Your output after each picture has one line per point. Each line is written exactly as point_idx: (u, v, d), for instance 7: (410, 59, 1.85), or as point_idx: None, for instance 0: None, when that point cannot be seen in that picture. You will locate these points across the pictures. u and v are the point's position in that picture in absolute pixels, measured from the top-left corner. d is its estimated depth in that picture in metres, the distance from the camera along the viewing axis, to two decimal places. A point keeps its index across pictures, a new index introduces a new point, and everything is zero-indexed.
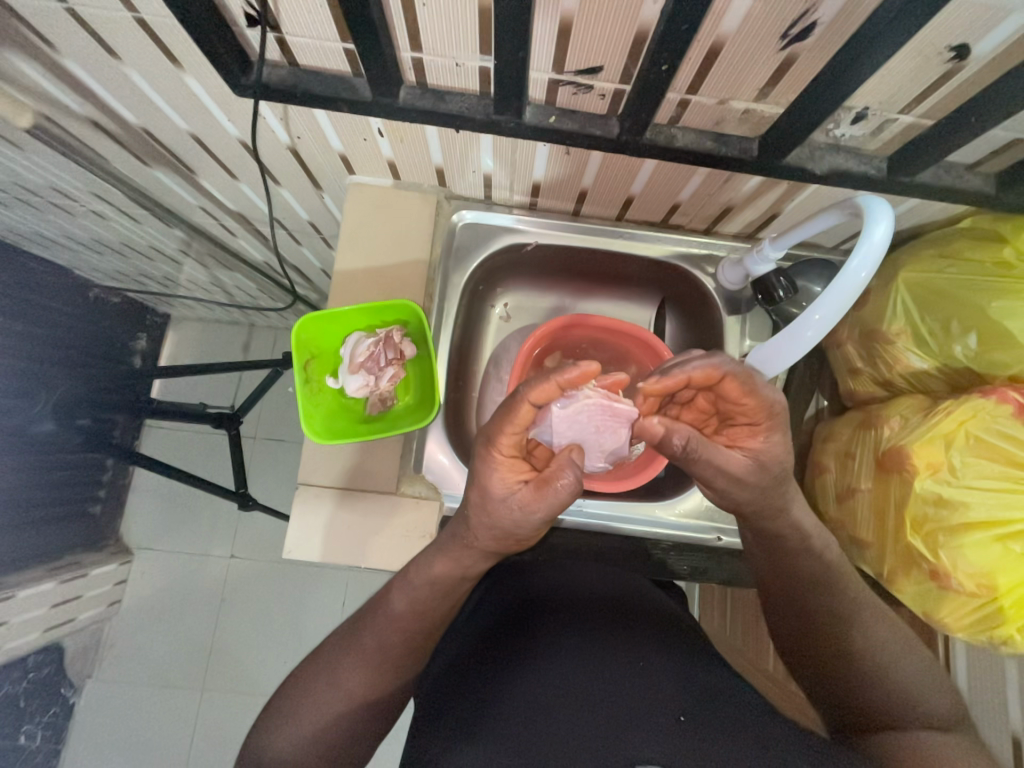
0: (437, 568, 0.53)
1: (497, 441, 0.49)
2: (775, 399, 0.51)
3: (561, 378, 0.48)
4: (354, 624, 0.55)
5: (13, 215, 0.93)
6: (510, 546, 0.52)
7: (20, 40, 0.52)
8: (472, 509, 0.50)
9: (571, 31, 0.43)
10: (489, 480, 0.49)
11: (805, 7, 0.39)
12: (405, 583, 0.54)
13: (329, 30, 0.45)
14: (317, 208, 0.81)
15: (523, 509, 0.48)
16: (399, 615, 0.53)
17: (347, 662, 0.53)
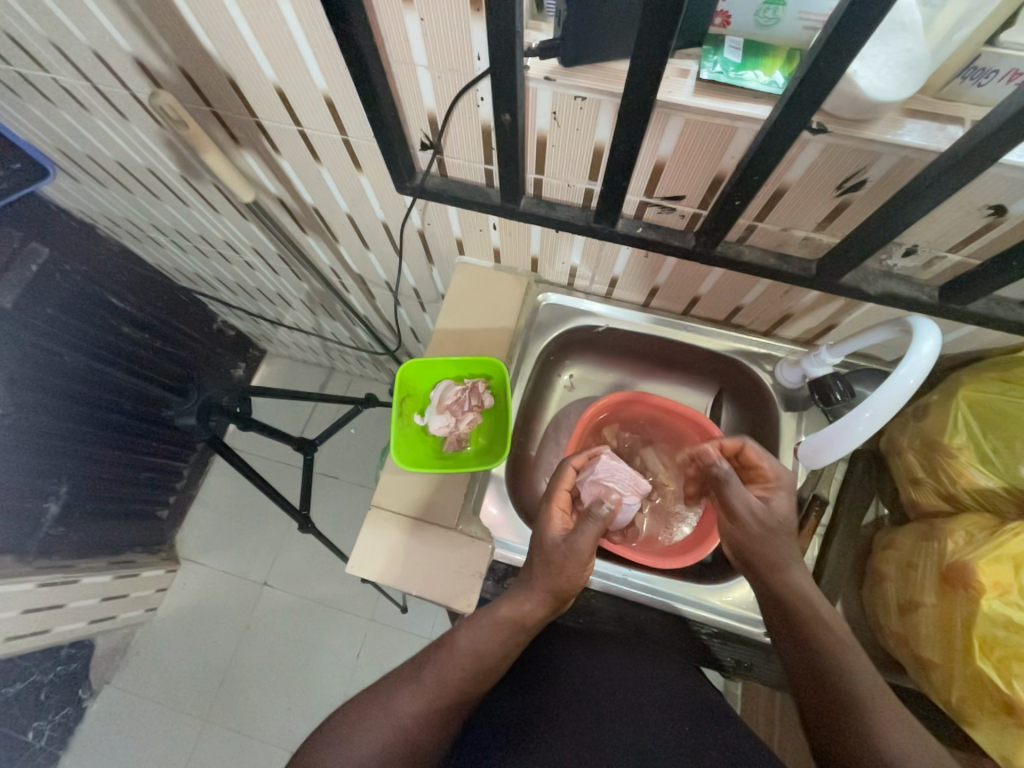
0: (503, 610, 0.58)
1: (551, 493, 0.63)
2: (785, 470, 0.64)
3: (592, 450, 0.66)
4: (415, 662, 0.58)
5: (188, 257, 1.17)
6: (552, 577, 0.58)
7: (258, 145, 0.72)
8: (533, 553, 0.61)
9: (663, 169, 0.55)
10: (543, 522, 0.61)
11: (856, 169, 0.48)
12: (472, 623, 0.58)
13: (478, 157, 0.61)
14: (423, 277, 0.98)
15: (567, 541, 0.58)
16: (463, 651, 0.56)
17: (404, 692, 0.55)
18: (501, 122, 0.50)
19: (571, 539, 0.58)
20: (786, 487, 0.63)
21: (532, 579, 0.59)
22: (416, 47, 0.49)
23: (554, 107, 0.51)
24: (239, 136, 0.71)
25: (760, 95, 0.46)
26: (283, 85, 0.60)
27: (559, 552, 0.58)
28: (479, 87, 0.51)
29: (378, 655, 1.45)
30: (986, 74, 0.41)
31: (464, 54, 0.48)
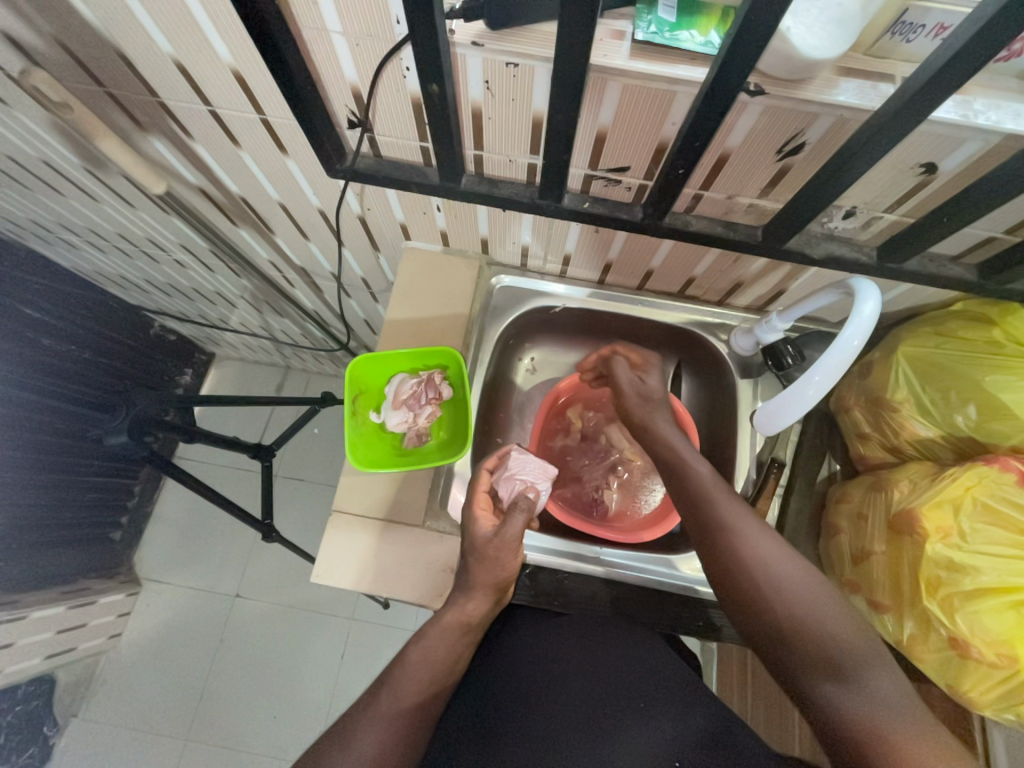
0: (446, 617, 0.59)
1: (468, 499, 0.64)
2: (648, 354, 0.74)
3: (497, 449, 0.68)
4: (369, 692, 0.55)
5: (108, 259, 1.07)
6: (494, 566, 0.59)
7: (166, 128, 0.65)
8: (466, 558, 0.60)
9: (605, 140, 0.53)
10: (470, 521, 0.61)
11: (794, 132, 0.48)
12: (420, 635, 0.58)
13: (412, 133, 0.57)
14: (371, 266, 0.93)
15: (497, 533, 0.59)
16: (416, 662, 0.56)
17: (360, 726, 0.51)
18: (429, 94, 0.46)
19: (501, 531, 0.59)
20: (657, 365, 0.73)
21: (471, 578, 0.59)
22: (327, 11, 0.44)
23: (486, 75, 0.48)
24: (142, 119, 0.64)
25: (697, 57, 0.44)
26: (183, 59, 0.53)
27: (493, 543, 0.59)
28: (402, 55, 0.47)
29: (363, 654, 1.43)
30: (914, 28, 0.40)
31: (382, 18, 0.44)
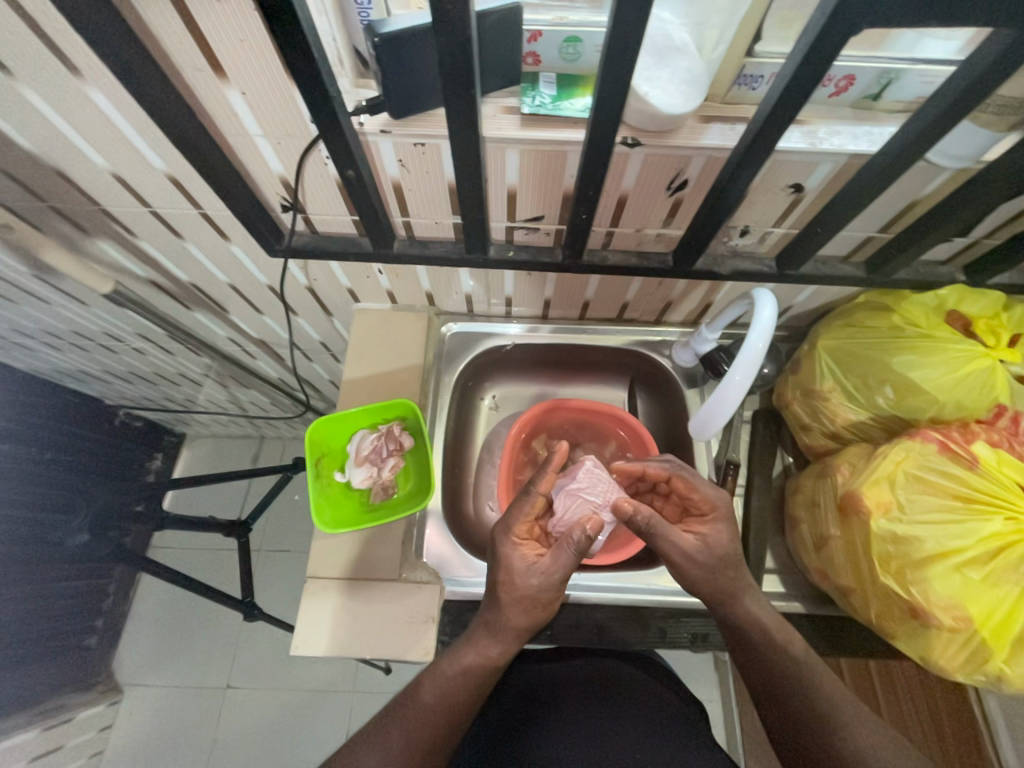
0: (468, 657, 0.58)
1: (512, 527, 0.62)
2: (718, 496, 0.63)
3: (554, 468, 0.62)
4: (383, 721, 0.56)
5: (65, 358, 1.08)
6: (521, 614, 0.59)
7: (112, 232, 0.69)
8: (500, 588, 0.59)
9: (516, 196, 0.59)
10: (514, 553, 0.60)
11: (676, 171, 0.54)
12: (435, 670, 0.58)
13: (341, 209, 0.62)
14: (328, 331, 0.96)
15: (544, 575, 0.58)
16: (431, 704, 0.56)
17: (371, 759, 0.52)
18: (347, 178, 0.51)
19: (548, 570, 0.58)
20: (723, 519, 0.62)
21: (504, 620, 0.58)
22: (246, 118, 0.49)
23: (398, 155, 0.53)
24: (87, 226, 0.68)
25: (578, 121, 0.50)
26: (120, 170, 0.57)
27: (538, 580, 0.58)
28: (319, 147, 0.52)
29: None
30: (755, 79, 0.48)
31: (296, 119, 0.49)
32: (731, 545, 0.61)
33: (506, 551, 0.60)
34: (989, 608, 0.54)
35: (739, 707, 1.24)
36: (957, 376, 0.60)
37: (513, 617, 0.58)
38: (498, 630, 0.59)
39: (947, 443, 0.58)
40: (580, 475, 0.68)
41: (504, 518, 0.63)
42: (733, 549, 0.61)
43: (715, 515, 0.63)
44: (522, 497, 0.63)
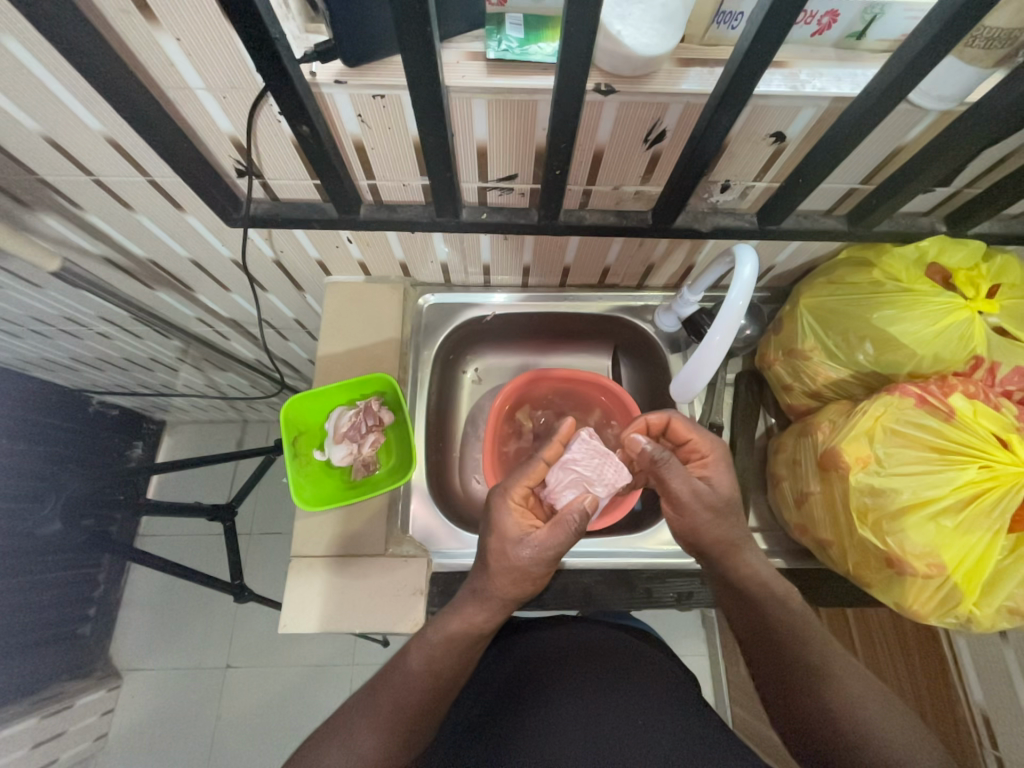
0: (453, 625, 0.57)
1: (512, 489, 0.62)
2: (717, 439, 0.64)
3: (560, 436, 0.67)
4: (372, 686, 0.58)
5: (25, 345, 1.03)
6: (511, 583, 0.57)
7: (55, 204, 0.64)
8: (490, 555, 0.57)
9: (487, 153, 0.56)
10: (508, 520, 0.58)
11: (652, 121, 0.52)
12: (421, 638, 0.58)
13: (301, 173, 0.58)
14: (301, 307, 0.93)
15: (537, 547, 0.56)
16: (417, 671, 0.56)
17: (360, 722, 0.54)
18: (301, 135, 0.48)
19: (541, 541, 0.56)
20: (723, 459, 0.63)
21: (492, 588, 0.57)
22: (185, 70, 0.45)
23: (357, 109, 0.49)
24: (27, 198, 0.63)
25: (548, 67, 0.47)
26: (53, 134, 0.53)
27: (533, 552, 0.56)
28: (269, 102, 0.48)
29: None
30: (734, 16, 0.45)
31: (240, 69, 0.45)
32: (734, 488, 0.62)
33: (501, 516, 0.58)
34: (960, 554, 0.55)
35: (725, 660, 1.30)
36: (936, 329, 0.60)
37: (501, 586, 0.57)
38: (485, 597, 0.57)
39: (925, 397, 0.59)
40: (576, 447, 0.67)
41: (502, 484, 0.62)
42: (736, 493, 0.62)
43: (713, 456, 0.63)
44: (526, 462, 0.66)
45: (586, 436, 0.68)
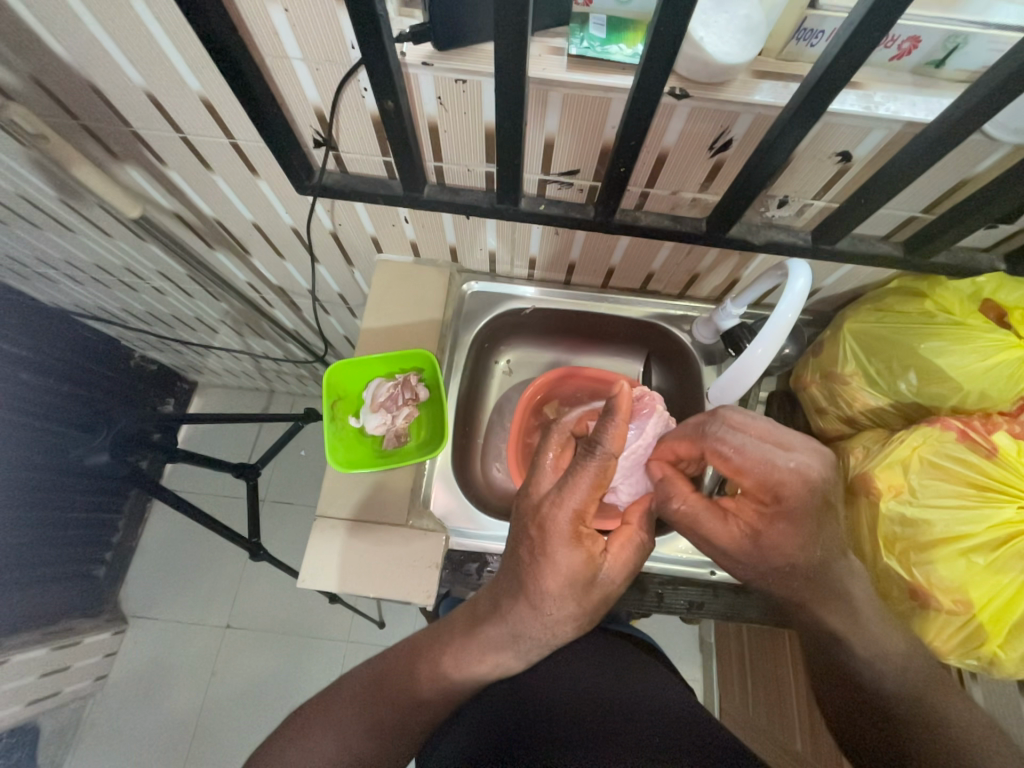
0: (479, 666, 0.59)
1: (577, 513, 0.54)
2: (776, 476, 0.53)
3: (625, 419, 0.53)
4: (373, 688, 0.60)
5: (85, 291, 1.08)
6: (567, 625, 0.57)
7: (142, 158, 0.68)
8: (554, 595, 0.55)
9: (553, 147, 0.58)
10: (574, 551, 0.54)
11: (720, 130, 0.53)
12: (434, 662, 0.61)
13: (374, 149, 0.61)
14: (348, 283, 0.96)
15: (606, 582, 0.57)
16: (425, 698, 0.60)
17: (359, 724, 0.57)
18: (385, 110, 0.50)
19: (613, 573, 0.57)
20: (787, 518, 0.54)
21: (552, 631, 0.57)
22: (287, 40, 0.48)
23: (438, 91, 0.52)
24: (117, 150, 0.67)
25: (626, 67, 0.48)
26: (154, 90, 0.57)
27: (600, 585, 0.56)
28: (359, 77, 0.51)
29: None
30: (815, 34, 0.46)
31: (338, 43, 0.48)
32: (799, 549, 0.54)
33: (568, 547, 0.54)
34: (990, 593, 0.54)
35: (720, 687, 1.28)
36: (985, 364, 0.59)
37: (559, 628, 0.57)
38: (524, 642, 0.57)
39: (967, 431, 0.58)
40: (653, 426, 0.68)
41: (558, 509, 0.54)
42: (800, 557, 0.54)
43: (780, 508, 0.54)
44: (591, 466, 0.53)
45: (662, 414, 0.68)
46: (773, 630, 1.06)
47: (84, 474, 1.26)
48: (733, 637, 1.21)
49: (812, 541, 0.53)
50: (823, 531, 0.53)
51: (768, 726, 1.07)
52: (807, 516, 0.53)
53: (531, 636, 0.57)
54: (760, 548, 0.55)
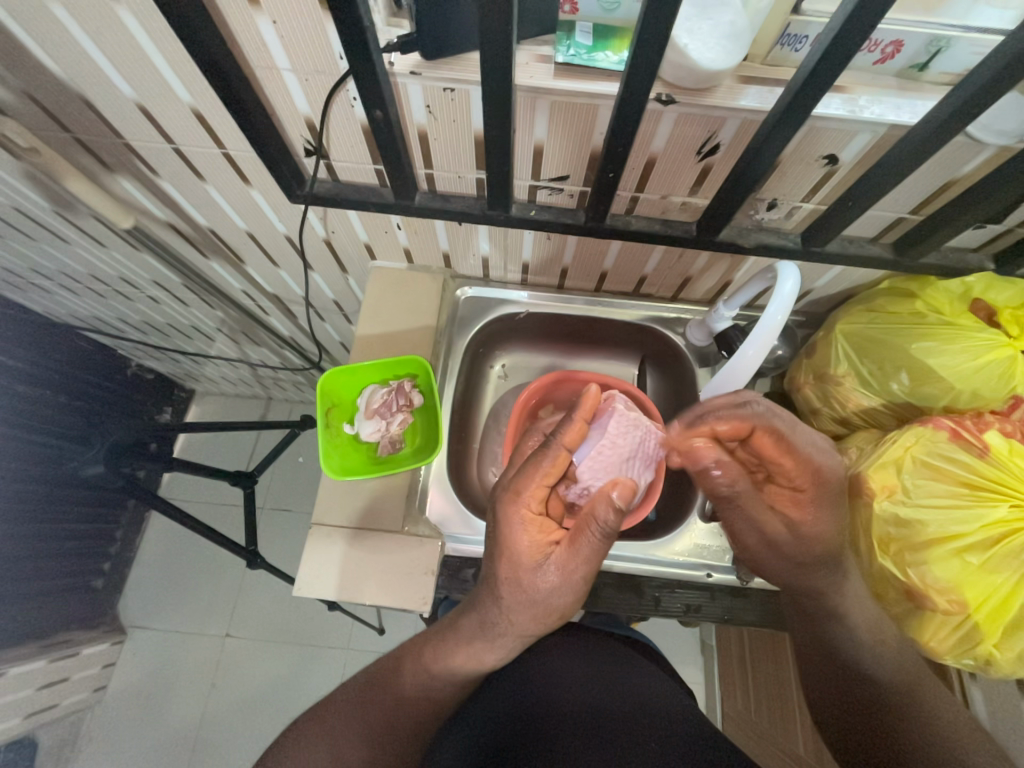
0: (456, 659, 0.59)
1: (524, 500, 0.55)
2: (816, 463, 0.56)
3: (582, 413, 0.58)
4: (364, 691, 0.61)
5: (80, 302, 1.08)
6: (527, 618, 0.55)
7: (134, 169, 0.68)
8: (505, 584, 0.55)
9: (543, 153, 0.58)
10: (520, 539, 0.54)
11: (707, 135, 0.53)
12: (417, 659, 0.61)
13: (365, 157, 0.61)
14: (343, 289, 0.96)
15: (558, 577, 0.53)
16: (411, 696, 0.60)
17: (349, 727, 0.58)
18: (374, 119, 0.50)
19: (562, 566, 0.53)
20: (827, 499, 0.57)
21: (511, 624, 0.55)
22: (275, 51, 0.49)
23: (427, 100, 0.52)
24: (110, 161, 0.67)
25: (613, 74, 0.49)
26: (145, 102, 0.57)
27: (553, 581, 0.54)
28: (348, 86, 0.51)
29: None
30: (798, 39, 0.46)
31: (326, 54, 0.48)
32: (833, 529, 0.57)
33: (513, 534, 0.54)
34: (986, 593, 0.54)
35: (722, 690, 1.27)
36: (975, 364, 0.60)
37: (517, 620, 0.55)
38: (492, 633, 0.57)
39: (959, 430, 0.58)
40: (612, 424, 0.66)
41: (508, 498, 0.55)
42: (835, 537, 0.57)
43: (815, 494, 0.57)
44: (540, 453, 0.56)
45: (621, 411, 0.67)
46: (774, 633, 1.06)
47: (81, 485, 1.26)
48: (734, 639, 1.21)
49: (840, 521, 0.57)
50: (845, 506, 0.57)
51: (770, 728, 1.06)
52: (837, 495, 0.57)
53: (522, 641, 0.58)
54: (799, 536, 0.58)
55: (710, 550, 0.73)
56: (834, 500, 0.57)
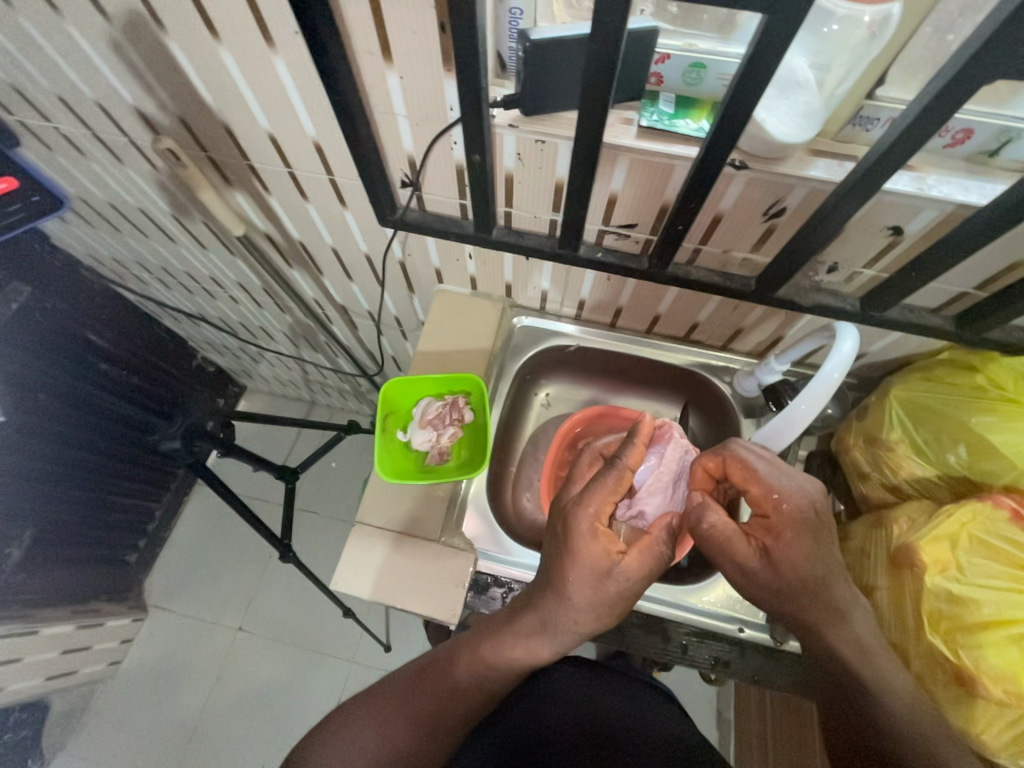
0: (516, 652, 0.58)
1: (595, 515, 0.56)
2: (773, 488, 0.56)
3: (645, 437, 0.59)
4: (417, 676, 0.62)
5: (171, 295, 1.21)
6: (592, 615, 0.56)
7: (250, 185, 0.78)
8: (575, 586, 0.55)
9: (616, 201, 0.64)
10: (590, 550, 0.55)
11: (774, 199, 0.57)
12: (473, 651, 0.61)
13: (454, 191, 0.69)
14: (405, 307, 1.03)
15: (623, 580, 0.56)
16: (464, 687, 0.60)
17: (398, 710, 0.59)
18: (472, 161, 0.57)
19: (626, 572, 0.56)
20: (797, 529, 0.55)
21: (572, 621, 0.56)
22: (397, 100, 0.57)
23: (519, 148, 0.59)
24: (232, 177, 0.77)
25: (691, 139, 0.54)
26: (275, 132, 0.66)
27: (621, 584, 0.56)
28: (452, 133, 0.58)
29: None
30: (871, 121, 0.50)
31: (439, 105, 0.56)
32: (807, 562, 0.54)
33: (584, 545, 0.55)
34: None
35: None
36: None
37: (583, 620, 0.56)
38: (553, 631, 0.57)
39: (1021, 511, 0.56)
40: (670, 451, 0.68)
41: (580, 510, 0.56)
42: (809, 571, 0.54)
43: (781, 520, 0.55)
44: (608, 472, 0.57)
45: (678, 437, 0.69)
46: (802, 712, 0.99)
47: (136, 462, 1.35)
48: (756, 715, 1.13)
49: (818, 551, 0.54)
50: (821, 544, 0.54)
51: None
52: (805, 524, 0.55)
53: (568, 641, 0.58)
54: (774, 566, 0.55)
55: (743, 603, 0.72)
56: (816, 533, 0.55)
